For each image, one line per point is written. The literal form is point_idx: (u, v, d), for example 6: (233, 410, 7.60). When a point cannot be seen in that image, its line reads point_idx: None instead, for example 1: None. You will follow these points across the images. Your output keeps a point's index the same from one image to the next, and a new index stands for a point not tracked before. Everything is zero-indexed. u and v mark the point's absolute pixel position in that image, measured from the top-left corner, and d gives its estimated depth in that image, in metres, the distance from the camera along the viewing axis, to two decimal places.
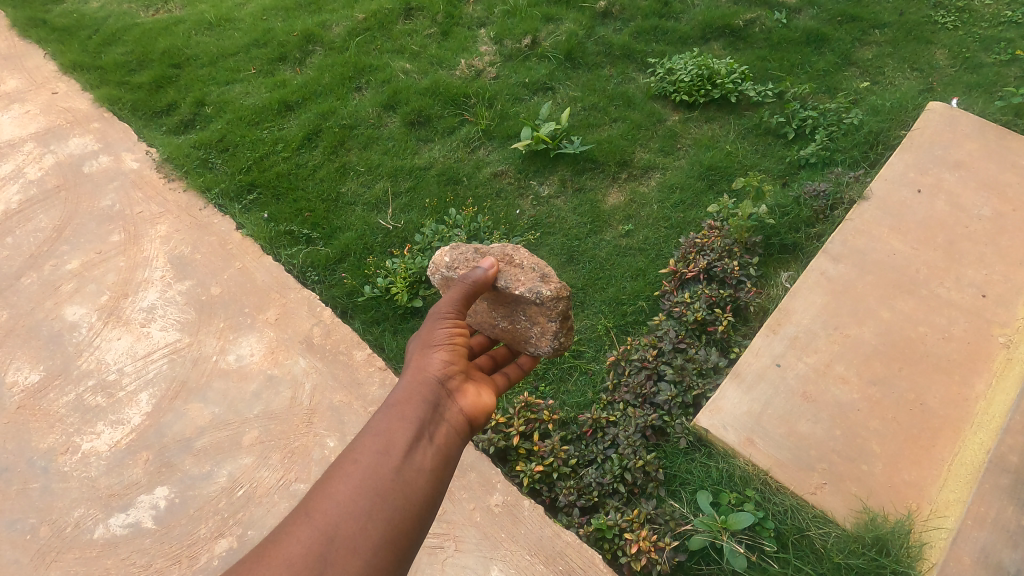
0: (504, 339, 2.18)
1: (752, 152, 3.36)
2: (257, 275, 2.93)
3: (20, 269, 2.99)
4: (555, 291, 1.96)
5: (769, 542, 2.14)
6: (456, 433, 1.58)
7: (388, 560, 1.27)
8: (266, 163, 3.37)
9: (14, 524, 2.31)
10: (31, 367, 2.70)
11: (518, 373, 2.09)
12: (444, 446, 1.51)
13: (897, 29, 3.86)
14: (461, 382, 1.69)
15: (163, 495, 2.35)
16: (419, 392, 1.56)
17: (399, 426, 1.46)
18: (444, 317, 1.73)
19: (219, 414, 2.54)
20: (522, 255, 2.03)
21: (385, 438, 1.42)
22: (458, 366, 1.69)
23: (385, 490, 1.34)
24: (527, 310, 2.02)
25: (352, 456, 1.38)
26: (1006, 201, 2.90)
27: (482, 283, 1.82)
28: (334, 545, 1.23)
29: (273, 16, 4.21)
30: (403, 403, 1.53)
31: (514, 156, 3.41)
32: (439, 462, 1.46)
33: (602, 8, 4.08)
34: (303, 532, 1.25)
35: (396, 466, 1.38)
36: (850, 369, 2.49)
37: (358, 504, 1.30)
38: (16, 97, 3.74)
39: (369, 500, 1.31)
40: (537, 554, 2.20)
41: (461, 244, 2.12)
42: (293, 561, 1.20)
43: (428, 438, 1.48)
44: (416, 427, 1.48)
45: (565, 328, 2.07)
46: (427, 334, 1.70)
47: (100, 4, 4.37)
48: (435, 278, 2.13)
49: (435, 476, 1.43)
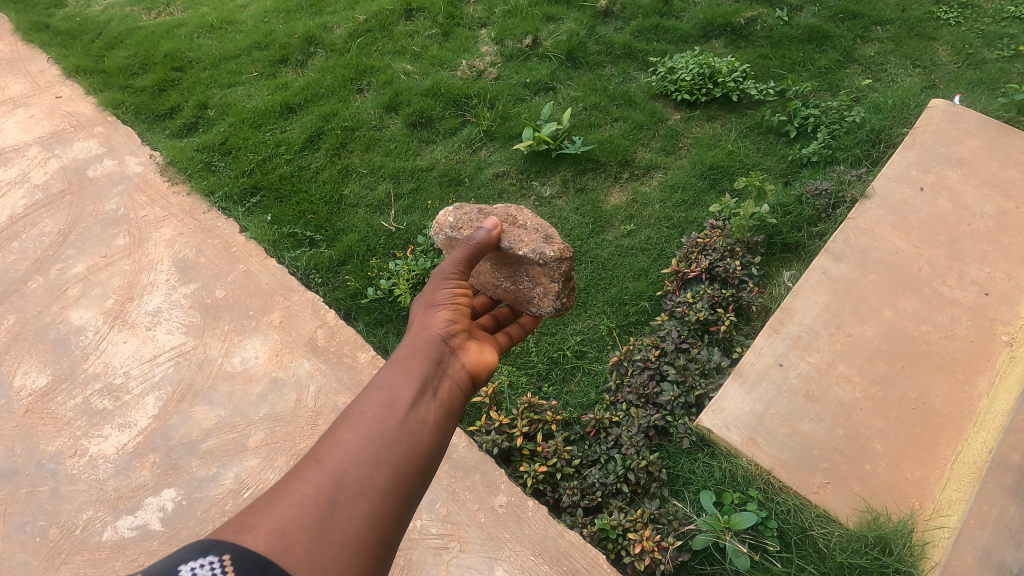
0: (507, 299, 2.20)
1: (754, 150, 3.36)
2: (261, 277, 2.95)
3: (25, 273, 3.01)
4: (558, 252, 1.95)
5: (773, 542, 2.15)
6: (459, 389, 1.61)
7: (394, 505, 1.29)
8: (269, 165, 3.38)
9: (23, 526, 2.33)
10: (38, 370, 2.72)
11: (520, 332, 2.11)
12: (447, 401, 1.53)
13: (899, 26, 3.85)
14: (464, 341, 1.72)
15: (170, 497, 2.37)
16: (423, 349, 1.60)
17: (403, 380, 1.49)
18: (447, 277, 1.77)
19: (225, 416, 2.56)
20: (525, 215, 2.06)
21: (391, 391, 1.45)
22: (460, 325, 1.73)
23: (390, 439, 1.36)
24: (530, 271, 2.03)
25: (359, 408, 1.41)
26: (1010, 198, 2.90)
27: (485, 246, 1.86)
28: (343, 489, 1.25)
29: (274, 18, 4.23)
30: (407, 359, 1.56)
31: (516, 157, 3.42)
32: (441, 416, 1.49)
33: (602, 7, 4.08)
34: (313, 475, 1.26)
35: (401, 418, 1.40)
36: (852, 368, 2.50)
37: (365, 452, 1.32)
38: (20, 101, 3.76)
39: (376, 449, 1.33)
40: (541, 555, 2.21)
41: (465, 205, 2.14)
42: (304, 502, 1.22)
43: (431, 393, 1.51)
44: (420, 382, 1.50)
45: (567, 289, 2.08)
46: (430, 294, 1.73)
47: (102, 7, 4.39)
48: (439, 238, 2.16)
49: (437, 429, 1.45)
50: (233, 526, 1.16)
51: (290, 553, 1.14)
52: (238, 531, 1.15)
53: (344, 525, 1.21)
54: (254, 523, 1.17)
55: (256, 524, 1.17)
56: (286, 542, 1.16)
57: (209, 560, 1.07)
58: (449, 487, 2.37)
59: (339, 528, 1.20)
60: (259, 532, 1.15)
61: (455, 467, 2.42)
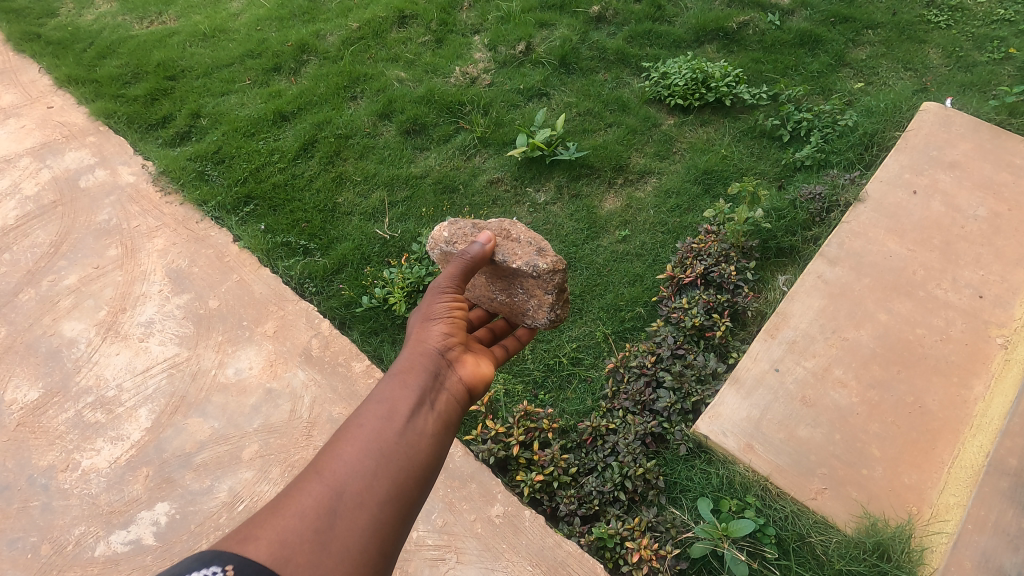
0: (502, 312, 2.19)
1: (747, 154, 3.37)
2: (255, 287, 2.94)
3: (17, 286, 2.98)
4: (552, 264, 1.94)
5: (771, 549, 2.14)
6: (457, 401, 1.60)
7: (394, 516, 1.28)
8: (263, 174, 3.37)
9: (14, 542, 2.30)
10: (30, 384, 2.69)
11: (515, 345, 2.10)
12: (445, 413, 1.52)
13: (890, 29, 3.87)
14: (461, 353, 1.71)
15: (164, 511, 2.35)
16: (420, 361, 1.59)
17: (401, 392, 1.48)
18: (443, 291, 1.77)
19: (219, 428, 2.54)
20: (519, 229, 2.04)
21: (389, 403, 1.44)
22: (456, 338, 1.72)
23: (389, 451, 1.35)
24: (523, 284, 2.02)
25: (358, 420, 1.40)
26: (1002, 200, 2.91)
27: (479, 259, 1.85)
28: (343, 499, 1.24)
29: (267, 25, 4.22)
30: (404, 372, 1.55)
31: (510, 163, 3.42)
32: (439, 427, 1.48)
33: (595, 12, 4.10)
34: (314, 486, 1.25)
35: (399, 430, 1.39)
36: (848, 372, 2.49)
37: (365, 462, 1.31)
38: (11, 111, 3.74)
39: (374, 460, 1.32)
40: (539, 565, 2.19)
41: (460, 220, 2.14)
42: (305, 513, 1.21)
43: (429, 405, 1.50)
44: (418, 394, 1.49)
45: (562, 300, 2.07)
46: (427, 308, 1.73)
47: (94, 16, 4.37)
48: (434, 253, 2.14)
49: (436, 440, 1.44)
50: (235, 536, 1.15)
51: (291, 563, 1.13)
52: (240, 542, 1.14)
53: (344, 535, 1.20)
54: (256, 534, 1.16)
55: (258, 534, 1.16)
56: (288, 551, 1.15)
57: (212, 571, 1.02)
58: (446, 497, 2.35)
59: (340, 539, 1.19)
60: (261, 542, 1.14)
61: (451, 477, 2.40)
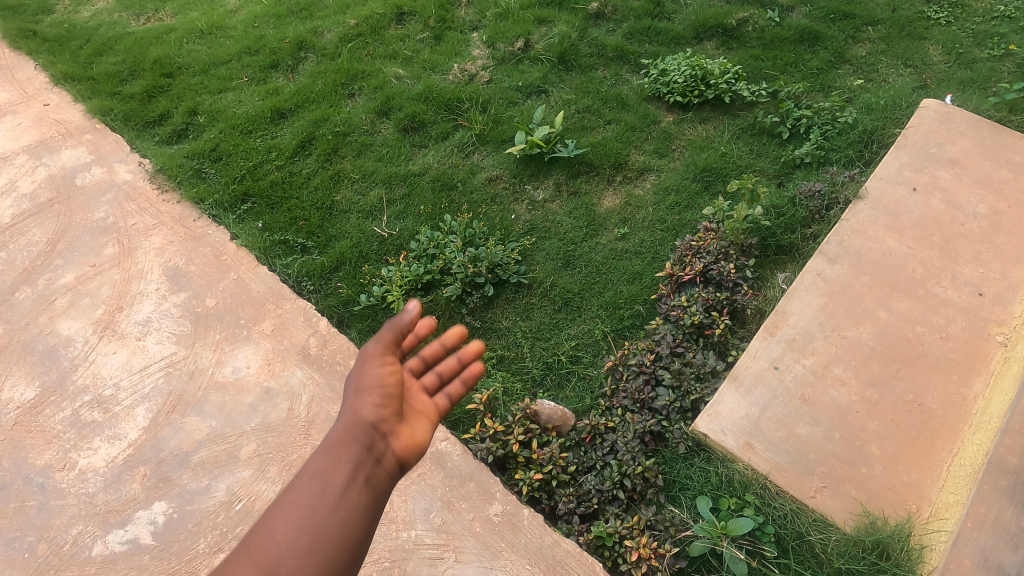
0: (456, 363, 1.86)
1: (747, 152, 3.36)
2: (252, 285, 2.93)
3: (13, 284, 2.97)
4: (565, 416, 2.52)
5: (770, 548, 2.13)
6: (396, 472, 1.54)
7: None
8: (261, 172, 3.36)
9: (11, 542, 2.29)
10: (27, 383, 2.68)
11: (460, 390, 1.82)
12: (381, 486, 1.49)
13: (890, 26, 3.86)
14: (399, 421, 1.61)
15: (162, 510, 2.34)
16: (352, 436, 1.53)
17: (333, 472, 1.47)
18: (379, 357, 1.64)
19: (217, 428, 2.53)
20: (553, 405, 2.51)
21: (320, 486, 1.44)
22: (395, 406, 1.61)
23: (319, 534, 1.36)
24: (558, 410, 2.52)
25: (290, 501, 1.42)
26: (1001, 197, 2.90)
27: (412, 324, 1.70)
28: None
29: (264, 22, 4.20)
30: (337, 449, 1.51)
31: (509, 161, 3.41)
32: (375, 500, 1.46)
33: (594, 9, 4.08)
34: (244, 568, 1.30)
35: (329, 510, 1.40)
36: (848, 371, 2.49)
37: (294, 546, 1.34)
38: (7, 109, 3.72)
39: (305, 543, 1.34)
40: (537, 564, 2.19)
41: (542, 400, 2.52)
42: None
43: (363, 481, 1.47)
44: (349, 473, 1.47)
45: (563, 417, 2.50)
46: (359, 376, 1.61)
47: (90, 13, 4.35)
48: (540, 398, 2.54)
49: (370, 515, 1.44)
50: None
51: None
52: None
53: None
54: None
55: None
56: None
57: None
58: (444, 497, 2.34)
59: None
60: None
61: (449, 476, 2.39)
